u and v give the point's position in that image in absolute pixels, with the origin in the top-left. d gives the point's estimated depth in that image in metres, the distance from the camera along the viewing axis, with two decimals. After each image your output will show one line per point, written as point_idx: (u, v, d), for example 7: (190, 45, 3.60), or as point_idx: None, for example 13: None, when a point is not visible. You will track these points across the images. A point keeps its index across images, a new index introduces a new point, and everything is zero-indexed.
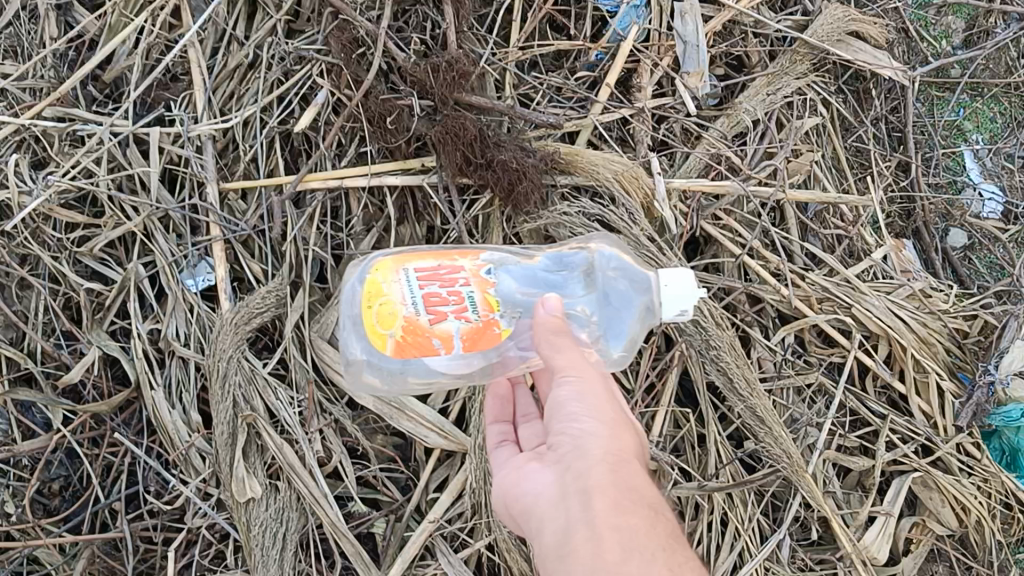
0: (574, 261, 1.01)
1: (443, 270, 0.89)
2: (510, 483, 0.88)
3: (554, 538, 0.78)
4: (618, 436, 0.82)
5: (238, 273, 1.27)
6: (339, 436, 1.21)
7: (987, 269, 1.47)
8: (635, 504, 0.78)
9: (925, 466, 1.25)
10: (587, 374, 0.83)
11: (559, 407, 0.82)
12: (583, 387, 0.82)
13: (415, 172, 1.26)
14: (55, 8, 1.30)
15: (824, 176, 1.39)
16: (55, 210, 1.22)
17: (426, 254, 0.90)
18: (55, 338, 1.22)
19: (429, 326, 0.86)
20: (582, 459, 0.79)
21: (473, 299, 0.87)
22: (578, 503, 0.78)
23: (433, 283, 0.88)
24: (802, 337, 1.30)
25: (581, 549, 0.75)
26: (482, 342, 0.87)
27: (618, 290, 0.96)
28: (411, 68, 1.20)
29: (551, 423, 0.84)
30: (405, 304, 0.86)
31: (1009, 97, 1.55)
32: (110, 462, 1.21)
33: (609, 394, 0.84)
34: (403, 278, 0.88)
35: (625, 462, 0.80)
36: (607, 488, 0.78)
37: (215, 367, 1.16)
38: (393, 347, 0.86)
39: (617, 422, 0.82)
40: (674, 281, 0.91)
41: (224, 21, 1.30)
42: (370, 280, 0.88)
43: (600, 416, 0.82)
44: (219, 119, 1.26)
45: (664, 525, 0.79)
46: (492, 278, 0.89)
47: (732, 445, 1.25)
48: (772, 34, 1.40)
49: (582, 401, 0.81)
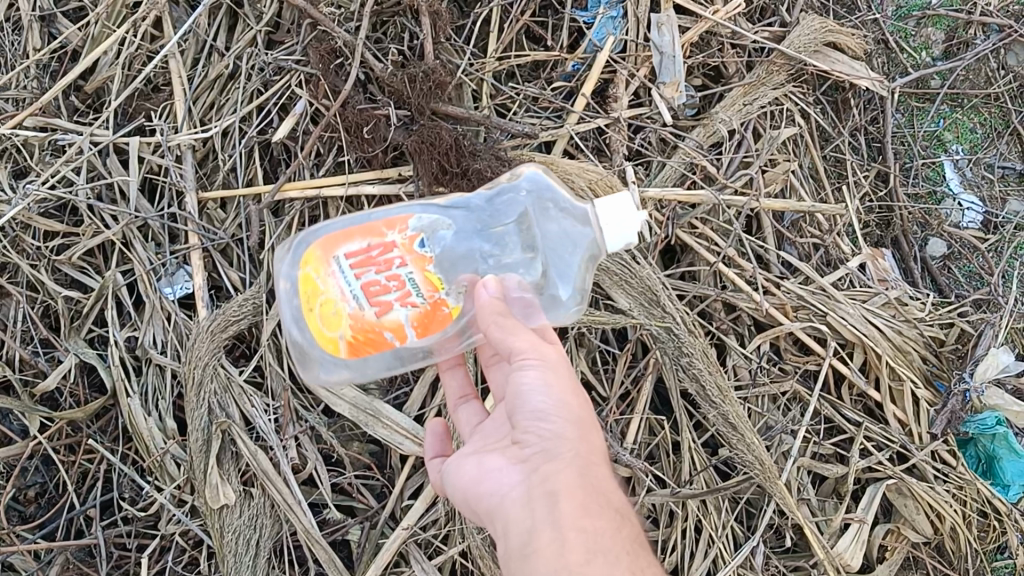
0: (510, 204, 1.00)
1: (375, 251, 0.89)
2: (473, 481, 0.90)
3: (520, 538, 0.82)
4: (586, 438, 0.84)
5: (216, 281, 1.27)
6: (314, 443, 1.22)
7: (966, 279, 1.47)
8: (600, 508, 0.82)
9: (899, 473, 1.25)
10: (548, 361, 0.85)
11: (525, 401, 0.84)
12: (546, 377, 0.84)
13: (392, 180, 1.26)
14: (38, 20, 1.32)
15: (801, 185, 1.39)
16: (34, 219, 1.23)
17: (355, 236, 0.90)
18: (33, 346, 1.23)
19: (376, 320, 0.87)
20: (549, 461, 0.82)
21: (414, 281, 0.88)
22: (545, 505, 0.81)
23: (369, 270, 0.88)
24: (778, 345, 1.31)
25: (546, 549, 0.79)
26: (433, 324, 0.88)
27: (557, 233, 0.97)
28: (388, 78, 1.22)
29: (517, 419, 0.86)
30: (347, 300, 0.87)
31: (989, 108, 1.55)
32: (86, 469, 1.22)
33: (576, 390, 0.85)
34: (336, 272, 0.88)
35: (593, 465, 0.83)
36: (574, 491, 0.81)
37: (189, 375, 1.17)
38: (347, 348, 0.88)
39: (585, 422, 0.85)
40: (609, 208, 0.92)
41: (205, 33, 1.32)
42: (306, 278, 0.89)
43: (563, 413, 0.83)
44: (198, 130, 1.28)
45: (626, 528, 0.84)
46: (426, 250, 0.89)
47: (707, 452, 1.26)
48: (749, 45, 1.40)
49: (548, 397, 0.83)
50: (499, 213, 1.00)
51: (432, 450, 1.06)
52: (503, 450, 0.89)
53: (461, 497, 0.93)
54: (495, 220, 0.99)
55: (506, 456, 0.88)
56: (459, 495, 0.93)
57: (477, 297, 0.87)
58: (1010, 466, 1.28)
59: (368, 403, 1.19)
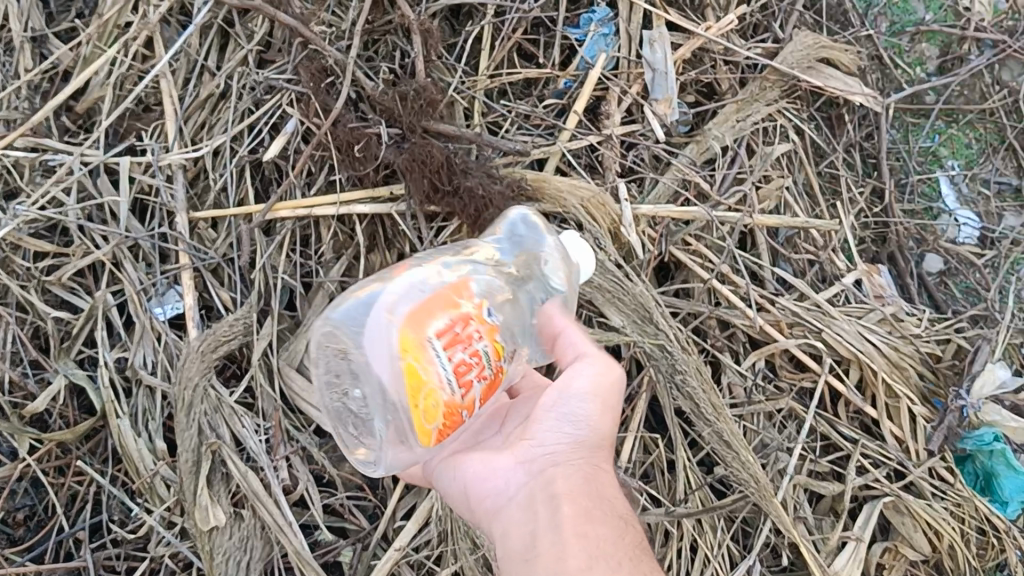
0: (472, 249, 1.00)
1: (455, 325, 0.84)
2: (474, 479, 0.92)
3: (521, 541, 0.85)
4: (599, 450, 0.89)
5: (207, 301, 1.27)
6: (306, 463, 1.21)
7: (963, 295, 1.44)
8: (603, 515, 0.86)
9: (895, 491, 1.24)
10: (603, 367, 0.90)
11: (558, 406, 0.89)
12: (591, 384, 0.89)
13: (384, 199, 1.26)
14: (30, 41, 1.31)
15: (796, 201, 1.37)
16: (24, 240, 1.23)
17: (435, 312, 0.83)
18: (22, 368, 1.21)
19: (463, 402, 0.84)
20: (555, 464, 0.87)
21: (488, 353, 0.85)
22: (547, 508, 0.85)
23: (458, 349, 0.83)
24: (773, 362, 1.30)
25: (546, 552, 0.83)
26: (492, 393, 0.87)
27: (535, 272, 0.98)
28: (379, 97, 1.21)
29: (533, 420, 0.90)
30: (444, 386, 0.82)
31: (984, 124, 1.54)
32: (75, 491, 1.21)
33: (612, 397, 0.90)
34: (433, 356, 0.82)
35: (599, 473, 0.88)
36: (577, 497, 0.85)
37: (180, 397, 1.16)
38: (436, 435, 0.84)
39: (607, 430, 0.90)
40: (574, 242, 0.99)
41: (196, 52, 1.31)
42: (401, 367, 0.81)
43: (589, 420, 0.88)
44: (190, 149, 1.28)
45: (631, 536, 0.87)
46: (492, 319, 0.87)
47: (702, 471, 1.25)
48: (742, 62, 1.40)
49: (581, 406, 0.88)
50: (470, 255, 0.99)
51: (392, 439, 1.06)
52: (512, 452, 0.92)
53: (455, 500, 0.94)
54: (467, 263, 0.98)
55: (511, 455, 0.90)
56: (454, 491, 0.94)
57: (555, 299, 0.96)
58: (1008, 482, 1.27)
59: None
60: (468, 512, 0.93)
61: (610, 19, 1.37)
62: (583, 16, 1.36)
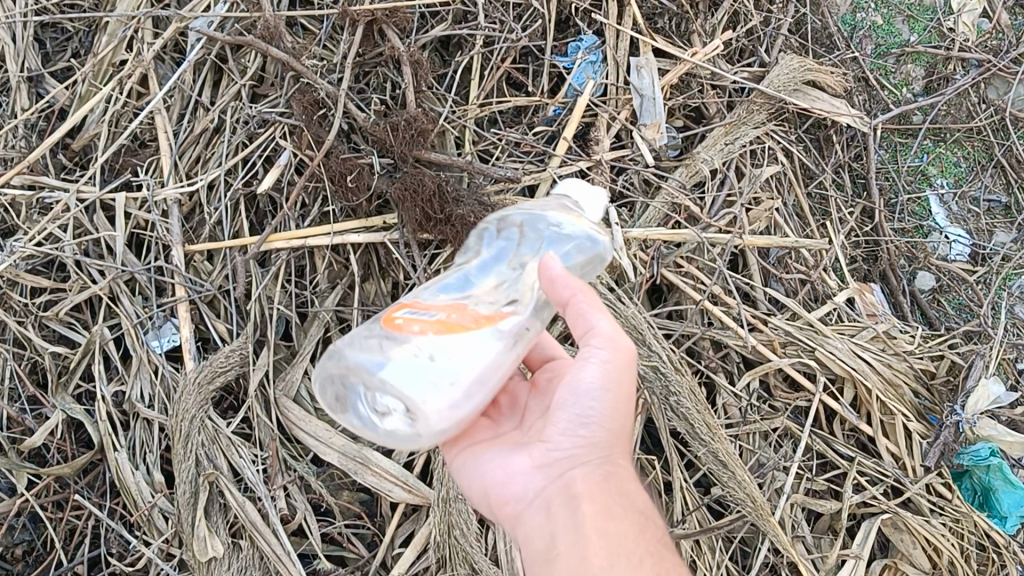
0: (500, 255, 0.96)
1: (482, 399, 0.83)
2: (494, 482, 0.91)
3: (541, 543, 0.85)
4: (616, 440, 0.87)
5: (203, 333, 1.27)
6: (303, 493, 1.22)
7: (956, 312, 1.45)
8: (623, 511, 0.85)
9: (893, 508, 1.25)
10: (620, 351, 0.85)
11: (570, 403, 0.85)
12: (604, 376, 0.84)
13: (378, 228, 1.27)
14: (26, 80, 1.33)
15: (786, 222, 1.39)
16: (21, 276, 1.24)
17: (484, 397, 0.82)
18: (20, 404, 1.22)
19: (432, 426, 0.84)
20: (574, 466, 0.85)
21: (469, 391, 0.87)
22: (566, 510, 0.84)
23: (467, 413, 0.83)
24: (768, 382, 1.31)
25: (568, 552, 0.82)
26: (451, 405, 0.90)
27: (563, 247, 0.95)
28: (371, 127, 1.22)
29: (553, 417, 0.87)
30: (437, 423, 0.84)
31: (972, 142, 1.56)
32: (74, 526, 1.21)
33: (626, 393, 0.86)
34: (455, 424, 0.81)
35: (618, 470, 0.87)
36: (596, 495, 0.84)
37: (177, 428, 1.17)
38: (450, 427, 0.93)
39: (622, 426, 0.87)
40: (590, 201, 0.97)
41: (190, 88, 1.33)
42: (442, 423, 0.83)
43: (609, 419, 0.86)
44: (185, 183, 1.29)
45: (651, 530, 0.86)
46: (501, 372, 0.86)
47: (699, 491, 1.25)
48: (729, 86, 1.42)
49: (597, 402, 0.85)
50: (505, 254, 0.96)
51: None
52: (524, 449, 0.90)
53: (473, 496, 0.94)
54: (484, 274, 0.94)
55: (525, 455, 0.89)
56: (472, 494, 0.94)
57: (547, 269, 0.85)
58: (1006, 497, 1.27)
59: (356, 450, 1.19)
60: (486, 510, 0.93)
61: (598, 46, 1.39)
62: (571, 45, 1.39)
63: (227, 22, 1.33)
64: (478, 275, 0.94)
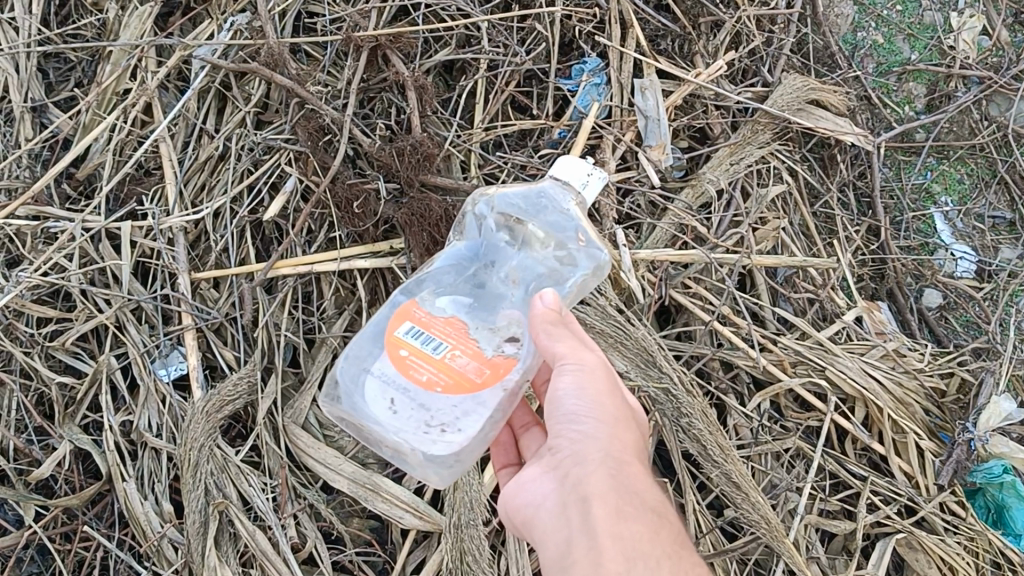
0: (499, 254, 1.02)
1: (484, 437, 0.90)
2: (512, 496, 0.93)
3: (557, 552, 0.84)
4: (619, 434, 0.87)
5: (211, 360, 1.27)
6: (314, 521, 1.21)
7: (964, 328, 1.44)
8: (636, 509, 0.83)
9: (908, 527, 1.24)
10: (584, 362, 0.88)
11: (560, 404, 0.88)
12: (581, 382, 0.87)
13: (384, 253, 1.26)
14: (31, 110, 1.34)
15: (793, 241, 1.39)
16: (27, 305, 1.24)
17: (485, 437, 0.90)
18: (27, 434, 1.22)
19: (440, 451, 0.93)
20: (577, 465, 0.86)
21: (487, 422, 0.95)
22: (578, 513, 0.83)
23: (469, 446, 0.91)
24: (778, 403, 1.30)
25: (582, 556, 0.81)
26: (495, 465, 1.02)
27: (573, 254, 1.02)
28: (377, 153, 1.22)
29: (551, 425, 0.90)
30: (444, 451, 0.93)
31: (975, 159, 1.56)
32: (82, 558, 1.20)
33: (610, 389, 0.89)
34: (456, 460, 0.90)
35: (625, 466, 0.86)
36: (606, 494, 0.83)
37: (185, 457, 1.16)
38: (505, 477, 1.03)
39: (620, 423, 0.87)
40: (591, 188, 1.01)
41: (194, 116, 1.33)
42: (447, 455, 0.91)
43: (599, 415, 0.87)
44: (190, 212, 1.29)
45: (669, 529, 0.84)
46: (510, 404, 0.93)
47: (713, 514, 1.25)
48: (733, 106, 1.42)
49: (581, 400, 0.87)
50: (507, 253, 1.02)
51: (498, 459, 1.07)
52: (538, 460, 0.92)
53: (507, 517, 0.96)
54: (487, 277, 1.00)
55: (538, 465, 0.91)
56: (506, 513, 0.96)
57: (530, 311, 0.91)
58: (1020, 514, 1.26)
59: (365, 475, 1.19)
60: (517, 527, 0.95)
61: (602, 69, 1.40)
62: (574, 67, 1.40)
63: (231, 50, 1.34)
64: (482, 280, 1.00)
